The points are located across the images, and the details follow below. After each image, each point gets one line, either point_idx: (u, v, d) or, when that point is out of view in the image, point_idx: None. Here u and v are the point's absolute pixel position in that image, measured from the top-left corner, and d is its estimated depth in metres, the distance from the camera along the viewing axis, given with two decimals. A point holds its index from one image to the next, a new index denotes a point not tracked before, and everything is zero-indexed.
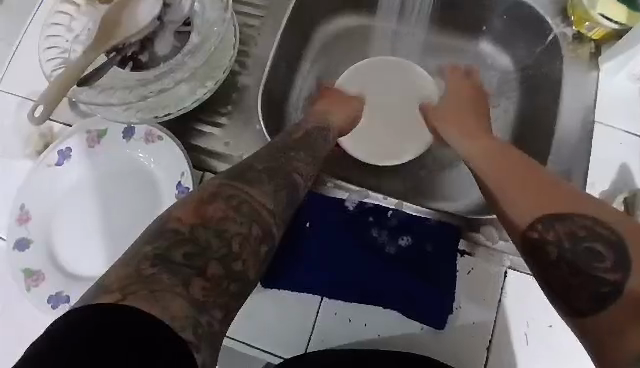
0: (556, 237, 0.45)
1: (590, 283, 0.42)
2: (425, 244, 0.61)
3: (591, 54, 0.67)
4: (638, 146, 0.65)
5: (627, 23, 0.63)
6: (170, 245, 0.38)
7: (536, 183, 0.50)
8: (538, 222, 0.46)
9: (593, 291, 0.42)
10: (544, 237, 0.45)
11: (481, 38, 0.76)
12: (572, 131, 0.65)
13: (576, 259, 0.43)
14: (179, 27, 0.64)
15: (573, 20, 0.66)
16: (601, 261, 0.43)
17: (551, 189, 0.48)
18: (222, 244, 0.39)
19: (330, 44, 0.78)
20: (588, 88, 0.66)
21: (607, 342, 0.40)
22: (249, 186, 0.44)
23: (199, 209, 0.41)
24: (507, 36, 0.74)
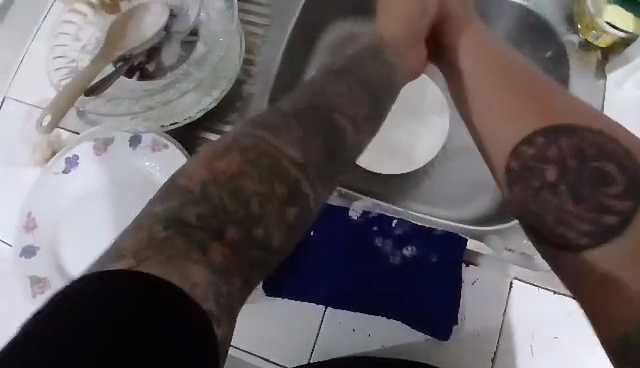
0: (558, 156, 0.44)
1: (592, 214, 0.42)
2: (429, 254, 0.61)
3: (599, 61, 0.66)
4: None
5: (634, 31, 0.62)
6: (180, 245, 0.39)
7: (538, 100, 0.48)
8: (534, 137, 0.46)
9: (594, 223, 0.41)
10: (543, 154, 0.45)
11: None
12: None
13: (578, 183, 0.42)
14: (186, 37, 0.65)
15: (581, 28, 0.66)
16: (610, 187, 0.42)
17: (554, 109, 0.47)
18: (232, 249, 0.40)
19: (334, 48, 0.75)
20: (597, 96, 0.65)
21: (608, 294, 0.39)
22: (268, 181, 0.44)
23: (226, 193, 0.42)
24: None
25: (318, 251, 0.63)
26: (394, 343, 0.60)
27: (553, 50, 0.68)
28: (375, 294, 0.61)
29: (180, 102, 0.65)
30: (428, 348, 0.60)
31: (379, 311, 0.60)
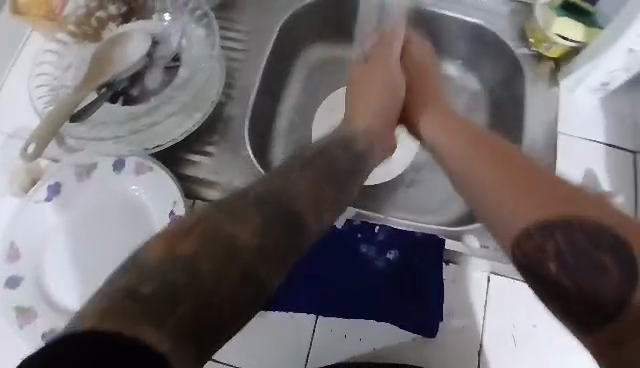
0: (554, 251, 0.43)
1: (591, 295, 0.40)
2: (412, 256, 0.64)
3: (551, 70, 0.73)
4: (602, 152, 0.69)
5: (584, 41, 0.69)
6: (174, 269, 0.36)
7: (524, 188, 0.49)
8: (532, 230, 0.45)
9: (596, 299, 0.40)
10: (537, 244, 0.44)
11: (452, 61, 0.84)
12: (537, 142, 0.70)
13: (574, 260, 0.42)
14: (168, 63, 0.68)
15: (532, 42, 0.73)
16: (600, 254, 0.41)
17: (534, 184, 0.48)
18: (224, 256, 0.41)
19: (313, 71, 0.85)
20: (553, 101, 0.72)
21: (623, 349, 0.38)
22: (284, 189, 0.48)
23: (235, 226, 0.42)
24: (474, 58, 0.82)
25: (306, 261, 0.65)
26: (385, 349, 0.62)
27: (510, 64, 0.77)
28: (363, 297, 0.63)
29: (165, 126, 0.68)
30: (418, 349, 0.62)
31: (367, 316, 0.62)
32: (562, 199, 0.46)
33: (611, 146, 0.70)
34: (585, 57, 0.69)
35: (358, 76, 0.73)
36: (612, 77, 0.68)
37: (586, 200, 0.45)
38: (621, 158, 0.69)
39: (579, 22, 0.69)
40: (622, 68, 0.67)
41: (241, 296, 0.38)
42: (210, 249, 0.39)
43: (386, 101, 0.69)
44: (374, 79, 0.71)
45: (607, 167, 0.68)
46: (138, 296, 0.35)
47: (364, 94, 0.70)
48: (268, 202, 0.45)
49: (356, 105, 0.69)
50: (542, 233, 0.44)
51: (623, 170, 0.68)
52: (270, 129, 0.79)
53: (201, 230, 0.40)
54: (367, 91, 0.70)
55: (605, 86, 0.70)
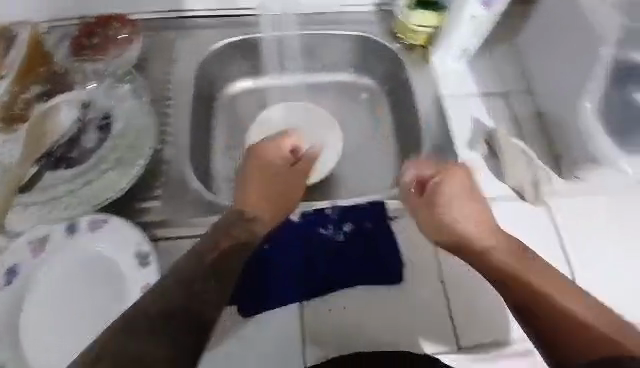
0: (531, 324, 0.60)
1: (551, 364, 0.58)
2: (364, 222, 0.73)
3: (423, 53, 0.92)
4: (479, 101, 0.86)
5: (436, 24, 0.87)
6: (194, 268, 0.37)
7: (552, 286, 0.61)
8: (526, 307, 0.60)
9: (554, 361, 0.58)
10: (528, 321, 0.60)
11: (347, 69, 1.00)
12: (428, 110, 0.88)
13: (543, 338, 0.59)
14: (99, 122, 0.75)
15: (402, 36, 0.92)
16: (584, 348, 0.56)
17: (542, 283, 0.61)
18: None
19: (233, 105, 0.95)
20: (430, 75, 0.90)
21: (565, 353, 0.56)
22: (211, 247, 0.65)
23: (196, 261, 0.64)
24: (364, 61, 0.99)
25: (275, 258, 0.70)
26: (366, 318, 0.67)
27: (392, 56, 0.94)
28: (334, 271, 0.70)
29: (110, 178, 0.72)
30: (393, 298, 0.69)
31: (341, 285, 0.69)
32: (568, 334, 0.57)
33: (485, 95, 0.87)
34: (445, 36, 0.86)
35: (253, 162, 0.76)
36: (464, 47, 0.87)
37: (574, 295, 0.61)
38: (495, 100, 0.86)
39: (430, 10, 0.87)
40: (475, 35, 0.84)
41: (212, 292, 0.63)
42: (175, 297, 0.61)
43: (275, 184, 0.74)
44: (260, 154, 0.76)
45: (486, 112, 0.85)
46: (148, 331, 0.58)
47: (269, 184, 0.74)
48: (192, 263, 0.64)
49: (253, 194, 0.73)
50: (524, 320, 0.61)
51: (500, 110, 0.86)
52: (208, 165, 0.87)
53: (173, 289, 0.61)
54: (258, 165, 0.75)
55: (467, 54, 0.88)
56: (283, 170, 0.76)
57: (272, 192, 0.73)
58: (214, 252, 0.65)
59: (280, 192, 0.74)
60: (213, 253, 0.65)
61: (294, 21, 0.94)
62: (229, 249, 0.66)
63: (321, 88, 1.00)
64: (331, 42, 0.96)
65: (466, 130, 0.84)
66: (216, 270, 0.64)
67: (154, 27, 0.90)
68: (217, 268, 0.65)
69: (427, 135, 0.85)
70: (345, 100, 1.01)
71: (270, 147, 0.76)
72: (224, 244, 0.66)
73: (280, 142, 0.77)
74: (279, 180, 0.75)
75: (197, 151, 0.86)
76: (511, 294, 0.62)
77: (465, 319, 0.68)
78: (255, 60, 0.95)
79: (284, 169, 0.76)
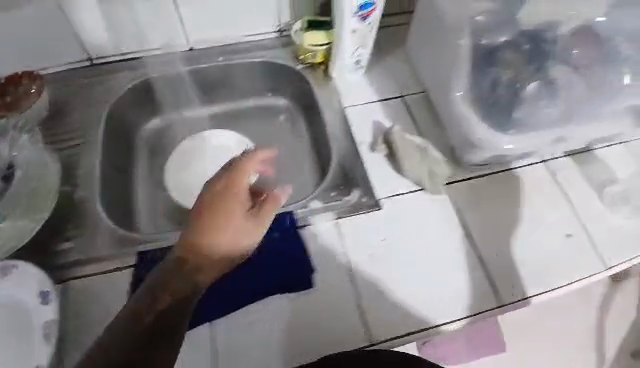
0: None
1: None
2: (272, 233, 0.77)
3: (323, 70, 0.98)
4: (379, 107, 0.92)
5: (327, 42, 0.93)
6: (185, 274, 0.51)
7: None
8: None
9: None
10: None
11: (263, 93, 1.06)
12: (333, 120, 0.93)
13: None
14: (4, 172, 0.77)
15: (301, 57, 0.98)
16: None
17: None
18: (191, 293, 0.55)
19: (154, 142, 1.01)
20: (333, 89, 0.96)
21: None
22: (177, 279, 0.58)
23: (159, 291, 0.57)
24: (276, 83, 1.04)
25: None
26: (278, 326, 0.70)
27: (299, 75, 1.00)
28: (244, 284, 0.73)
29: (16, 224, 0.75)
30: (304, 302, 0.72)
31: (251, 297, 0.71)
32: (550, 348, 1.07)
33: (384, 100, 0.93)
34: (334, 50, 0.91)
35: (214, 203, 0.64)
36: (357, 60, 0.92)
37: None
38: (394, 104, 0.92)
39: (319, 31, 0.93)
40: (361, 47, 0.89)
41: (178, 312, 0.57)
42: (127, 331, 0.54)
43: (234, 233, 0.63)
44: (227, 199, 0.64)
45: (386, 115, 0.91)
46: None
47: (218, 222, 0.62)
48: (149, 296, 0.57)
49: (199, 240, 0.61)
50: None
51: (399, 112, 0.91)
52: (129, 201, 0.92)
53: (129, 319, 0.54)
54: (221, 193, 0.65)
55: (359, 64, 0.94)
56: (243, 215, 0.65)
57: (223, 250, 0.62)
58: (170, 289, 0.57)
59: (227, 227, 0.63)
60: (166, 293, 0.57)
61: (201, 56, 1.00)
62: (167, 309, 0.56)
63: (239, 114, 1.06)
64: (241, 71, 1.02)
65: (367, 134, 0.89)
66: (175, 304, 0.57)
67: (67, 79, 0.95)
68: (176, 303, 0.57)
69: (334, 143, 0.89)
70: (264, 122, 1.06)
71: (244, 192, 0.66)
72: (162, 305, 0.56)
73: (245, 167, 0.66)
74: (229, 229, 0.63)
75: (115, 189, 0.90)
76: None
77: (374, 311, 0.71)
78: (170, 98, 1.02)
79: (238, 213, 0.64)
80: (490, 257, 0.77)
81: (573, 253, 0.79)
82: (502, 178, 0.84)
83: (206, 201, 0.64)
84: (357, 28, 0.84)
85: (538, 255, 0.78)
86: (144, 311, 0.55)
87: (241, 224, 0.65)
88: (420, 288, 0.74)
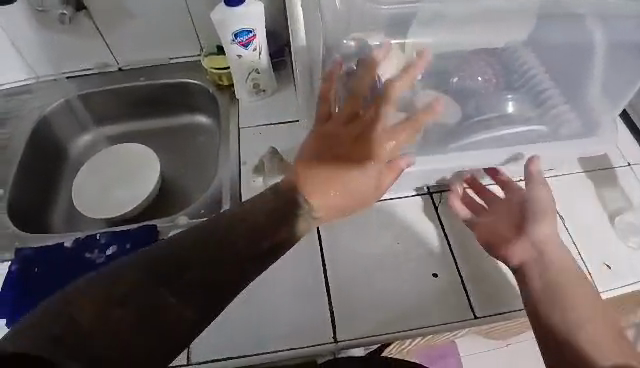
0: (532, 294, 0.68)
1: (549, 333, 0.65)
2: (126, 243, 0.80)
3: (231, 93, 1.02)
4: (273, 129, 0.93)
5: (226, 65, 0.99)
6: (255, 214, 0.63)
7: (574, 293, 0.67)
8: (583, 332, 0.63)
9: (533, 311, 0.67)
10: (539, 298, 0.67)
11: (188, 113, 1.11)
12: (231, 139, 0.94)
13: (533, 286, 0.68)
14: None
15: (211, 81, 1.03)
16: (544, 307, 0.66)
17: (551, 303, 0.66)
18: (289, 229, 0.66)
19: (84, 154, 1.12)
20: (235, 110, 0.99)
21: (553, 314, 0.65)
22: (269, 216, 0.64)
23: (285, 215, 0.66)
24: (197, 102, 1.09)
25: (44, 280, 0.78)
26: None
27: (212, 95, 1.04)
28: None
29: None
30: None
31: None
32: (568, 295, 0.66)
33: (279, 122, 0.94)
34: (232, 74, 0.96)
35: (332, 145, 0.70)
36: (253, 83, 0.96)
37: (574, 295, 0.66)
38: (287, 126, 0.93)
39: (218, 56, 1.00)
40: (253, 72, 0.94)
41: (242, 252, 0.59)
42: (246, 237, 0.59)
43: (373, 181, 0.70)
44: (366, 145, 0.70)
45: (276, 137, 0.92)
46: (118, 288, 0.52)
47: (360, 168, 0.69)
48: (249, 224, 0.61)
49: (331, 176, 0.68)
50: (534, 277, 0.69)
51: (291, 135, 0.92)
52: (46, 203, 1.01)
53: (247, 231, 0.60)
54: (390, 135, 0.70)
55: (260, 89, 0.97)
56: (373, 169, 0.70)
57: (341, 194, 0.69)
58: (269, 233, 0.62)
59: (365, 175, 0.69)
60: (261, 241, 0.60)
61: (127, 75, 1.08)
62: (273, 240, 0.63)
63: (164, 130, 1.13)
64: (167, 92, 1.08)
65: (254, 156, 0.90)
66: (254, 244, 0.60)
67: (12, 92, 1.07)
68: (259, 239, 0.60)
69: (225, 163, 0.92)
70: (185, 138, 1.11)
71: (368, 142, 0.70)
72: (267, 241, 0.62)
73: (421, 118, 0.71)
74: (372, 178, 0.70)
75: (31, 190, 0.99)
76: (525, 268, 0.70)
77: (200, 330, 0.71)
78: (102, 113, 1.11)
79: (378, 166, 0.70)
80: (340, 290, 0.75)
81: (438, 295, 0.74)
82: (374, 211, 0.83)
83: (344, 139, 0.70)
84: (240, 51, 0.90)
85: (393, 292, 0.74)
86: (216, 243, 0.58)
87: (373, 177, 0.70)
88: (255, 314, 0.73)
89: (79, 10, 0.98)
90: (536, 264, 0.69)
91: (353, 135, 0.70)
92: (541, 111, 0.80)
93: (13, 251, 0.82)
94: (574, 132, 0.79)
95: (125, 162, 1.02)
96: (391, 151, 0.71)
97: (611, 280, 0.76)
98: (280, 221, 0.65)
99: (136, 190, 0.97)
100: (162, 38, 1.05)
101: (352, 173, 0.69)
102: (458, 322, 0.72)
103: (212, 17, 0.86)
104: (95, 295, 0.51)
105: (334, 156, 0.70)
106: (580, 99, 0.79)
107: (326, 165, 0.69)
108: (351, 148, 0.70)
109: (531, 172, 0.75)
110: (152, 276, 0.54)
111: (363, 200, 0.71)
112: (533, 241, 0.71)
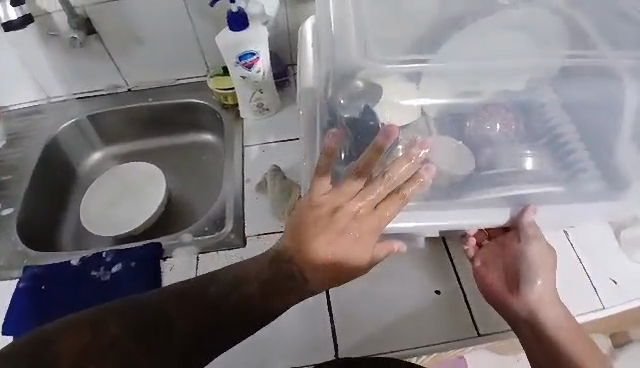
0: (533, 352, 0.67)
1: None
2: (131, 261, 0.81)
3: (235, 111, 1.04)
4: (275, 147, 0.95)
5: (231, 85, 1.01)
6: (245, 277, 0.60)
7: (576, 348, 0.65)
8: None
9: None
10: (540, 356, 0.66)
11: (194, 131, 1.14)
12: (234, 157, 0.96)
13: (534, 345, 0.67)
14: None
15: (217, 101, 1.06)
16: (545, 362, 0.66)
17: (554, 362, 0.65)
18: (292, 295, 0.60)
19: (92, 172, 1.14)
20: (239, 129, 1.00)
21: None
22: (260, 278, 0.59)
23: (278, 282, 0.59)
24: (203, 120, 1.11)
25: (51, 298, 0.79)
26: None
27: (217, 114, 1.06)
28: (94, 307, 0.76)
29: None
30: None
31: None
32: (565, 360, 0.64)
33: (282, 140, 0.96)
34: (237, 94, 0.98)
35: (321, 207, 0.56)
36: (257, 102, 0.98)
37: (577, 350, 0.65)
38: (289, 144, 0.95)
39: (222, 76, 1.03)
40: (257, 92, 0.96)
41: (231, 313, 0.58)
42: (238, 301, 0.59)
43: (366, 244, 0.59)
44: (360, 204, 0.57)
45: (279, 155, 0.93)
46: (96, 333, 0.57)
47: (352, 232, 0.57)
48: (242, 281, 0.60)
49: (317, 243, 0.56)
50: (536, 336, 0.67)
51: (293, 152, 0.93)
52: (55, 221, 1.04)
53: (239, 293, 0.59)
54: (383, 201, 0.58)
55: (263, 108, 0.99)
56: (367, 232, 0.58)
57: (331, 262, 0.57)
58: (258, 290, 0.59)
59: (358, 239, 0.58)
60: (256, 301, 0.59)
61: (135, 95, 1.11)
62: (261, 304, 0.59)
63: (171, 148, 1.15)
64: (175, 112, 1.11)
65: (257, 174, 0.91)
66: (243, 308, 0.59)
67: (25, 114, 1.11)
68: (251, 301, 0.59)
69: (228, 181, 0.93)
70: (191, 156, 1.14)
71: (365, 200, 0.57)
72: (268, 305, 0.59)
73: (417, 175, 0.57)
74: (367, 239, 0.58)
75: (41, 209, 1.01)
76: (526, 326, 0.67)
77: None
78: (111, 133, 1.14)
79: (370, 234, 0.58)
80: (341, 308, 0.74)
81: (441, 313, 0.73)
82: None
83: (335, 199, 0.56)
84: (245, 72, 0.92)
85: (396, 311, 0.74)
86: (203, 300, 0.59)
87: (364, 239, 0.59)
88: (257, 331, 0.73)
89: (90, 34, 1.01)
90: (533, 323, 0.67)
91: (344, 193, 0.56)
92: (567, 169, 0.70)
93: (22, 269, 0.85)
94: (598, 189, 0.69)
95: (131, 181, 1.04)
96: (386, 218, 0.58)
97: (618, 297, 0.74)
98: (274, 281, 0.59)
99: (142, 208, 0.99)
100: (170, 60, 1.08)
101: (345, 235, 0.57)
102: (461, 341, 0.71)
103: (217, 40, 0.89)
104: (67, 338, 0.56)
105: (323, 220, 0.56)
106: (609, 164, 0.70)
107: (311, 227, 0.57)
108: (343, 211, 0.56)
109: (522, 224, 0.67)
110: (129, 328, 0.58)
111: (360, 264, 0.60)
112: (531, 300, 0.67)
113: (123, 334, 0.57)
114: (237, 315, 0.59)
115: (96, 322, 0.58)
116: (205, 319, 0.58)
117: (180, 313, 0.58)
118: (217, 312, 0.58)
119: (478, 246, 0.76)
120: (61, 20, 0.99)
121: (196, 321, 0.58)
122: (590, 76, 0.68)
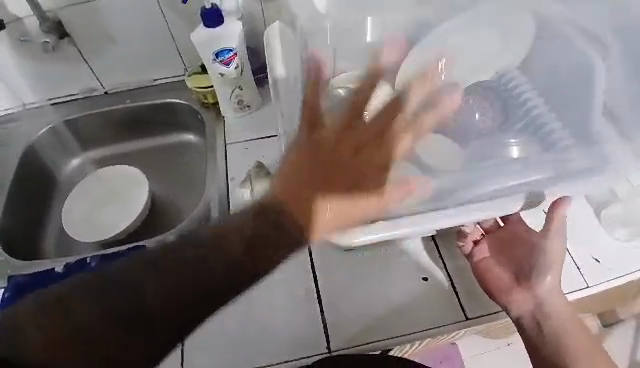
0: (534, 340, 0.72)
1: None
2: None
3: (216, 110, 1.03)
4: (258, 143, 0.94)
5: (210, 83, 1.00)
6: (231, 229, 0.61)
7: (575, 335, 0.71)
8: None
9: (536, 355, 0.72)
10: (541, 343, 0.71)
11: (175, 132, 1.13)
12: (217, 156, 0.95)
13: (536, 333, 0.72)
14: None
15: (197, 100, 1.05)
16: (544, 350, 0.71)
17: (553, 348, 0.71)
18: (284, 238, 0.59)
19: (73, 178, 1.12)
20: (221, 127, 0.99)
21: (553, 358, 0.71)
22: (245, 228, 0.60)
23: (277, 225, 0.59)
24: (184, 120, 1.10)
25: None
26: None
27: (198, 113, 1.05)
28: None
29: None
30: None
31: None
32: (569, 348, 0.70)
33: (265, 136, 0.95)
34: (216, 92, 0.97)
35: (315, 141, 0.59)
36: (238, 100, 0.97)
37: (574, 339, 0.71)
38: (272, 140, 0.94)
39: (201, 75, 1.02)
40: (237, 89, 0.95)
41: (212, 279, 0.59)
42: (217, 265, 0.59)
43: (369, 175, 0.60)
44: (362, 129, 0.60)
45: (262, 151, 0.93)
46: (60, 303, 0.58)
47: (355, 162, 0.59)
48: (220, 249, 0.60)
49: (323, 172, 0.58)
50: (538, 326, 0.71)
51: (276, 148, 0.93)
52: (37, 230, 1.02)
53: (215, 258, 0.60)
54: (386, 126, 0.61)
55: (244, 105, 0.98)
56: (365, 166, 0.59)
57: (339, 190, 0.57)
58: (239, 251, 0.59)
59: (358, 170, 0.59)
60: (236, 257, 0.59)
61: (112, 98, 1.09)
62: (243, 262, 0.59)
63: (152, 150, 1.14)
64: (154, 113, 1.09)
65: (241, 171, 0.91)
66: (228, 268, 0.59)
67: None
68: (234, 264, 0.59)
69: (212, 179, 0.93)
70: (174, 156, 1.13)
71: (358, 128, 0.60)
72: (252, 265, 0.59)
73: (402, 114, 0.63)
74: (376, 173, 0.60)
75: (22, 218, 0.99)
76: (529, 317, 0.72)
77: (195, 346, 0.71)
78: (90, 137, 1.12)
79: (380, 171, 0.60)
80: (332, 299, 0.75)
81: (428, 299, 0.74)
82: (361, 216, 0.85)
83: (335, 138, 0.59)
84: (223, 70, 0.91)
85: (385, 299, 0.74)
86: (181, 263, 0.60)
87: (367, 170, 0.60)
88: (248, 328, 0.73)
89: (63, 38, 0.99)
90: (538, 314, 0.71)
91: (340, 131, 0.60)
92: (555, 151, 0.73)
93: (5, 279, 0.83)
94: (582, 167, 0.70)
95: (113, 185, 1.02)
96: (387, 151, 0.60)
97: (603, 274, 0.76)
98: (259, 230, 0.59)
99: (125, 211, 0.97)
100: (147, 61, 1.06)
101: (344, 167, 0.58)
102: (450, 325, 0.72)
103: (192, 38, 0.88)
104: (39, 317, 0.57)
105: (313, 146, 0.59)
106: (585, 143, 0.73)
107: (305, 168, 0.58)
108: (338, 136, 0.59)
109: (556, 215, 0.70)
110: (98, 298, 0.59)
111: (366, 194, 0.59)
112: (537, 294, 0.72)
113: (96, 309, 0.58)
114: (217, 281, 0.59)
115: (63, 298, 0.59)
116: (183, 284, 0.59)
117: (153, 279, 0.60)
118: (195, 274, 0.59)
119: (474, 243, 0.78)
120: (31, 24, 0.97)
121: (173, 290, 0.59)
122: (567, 80, 0.77)
